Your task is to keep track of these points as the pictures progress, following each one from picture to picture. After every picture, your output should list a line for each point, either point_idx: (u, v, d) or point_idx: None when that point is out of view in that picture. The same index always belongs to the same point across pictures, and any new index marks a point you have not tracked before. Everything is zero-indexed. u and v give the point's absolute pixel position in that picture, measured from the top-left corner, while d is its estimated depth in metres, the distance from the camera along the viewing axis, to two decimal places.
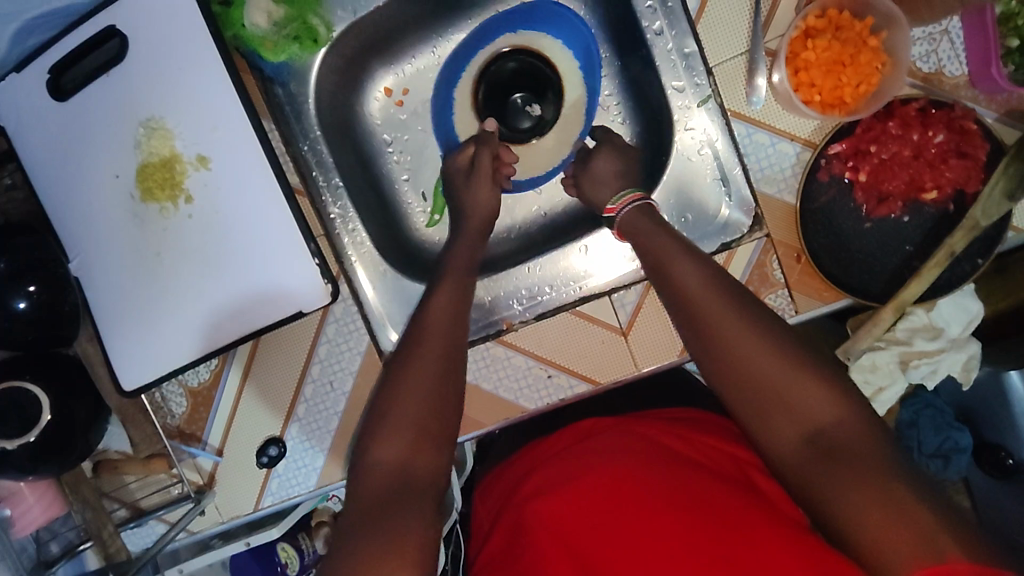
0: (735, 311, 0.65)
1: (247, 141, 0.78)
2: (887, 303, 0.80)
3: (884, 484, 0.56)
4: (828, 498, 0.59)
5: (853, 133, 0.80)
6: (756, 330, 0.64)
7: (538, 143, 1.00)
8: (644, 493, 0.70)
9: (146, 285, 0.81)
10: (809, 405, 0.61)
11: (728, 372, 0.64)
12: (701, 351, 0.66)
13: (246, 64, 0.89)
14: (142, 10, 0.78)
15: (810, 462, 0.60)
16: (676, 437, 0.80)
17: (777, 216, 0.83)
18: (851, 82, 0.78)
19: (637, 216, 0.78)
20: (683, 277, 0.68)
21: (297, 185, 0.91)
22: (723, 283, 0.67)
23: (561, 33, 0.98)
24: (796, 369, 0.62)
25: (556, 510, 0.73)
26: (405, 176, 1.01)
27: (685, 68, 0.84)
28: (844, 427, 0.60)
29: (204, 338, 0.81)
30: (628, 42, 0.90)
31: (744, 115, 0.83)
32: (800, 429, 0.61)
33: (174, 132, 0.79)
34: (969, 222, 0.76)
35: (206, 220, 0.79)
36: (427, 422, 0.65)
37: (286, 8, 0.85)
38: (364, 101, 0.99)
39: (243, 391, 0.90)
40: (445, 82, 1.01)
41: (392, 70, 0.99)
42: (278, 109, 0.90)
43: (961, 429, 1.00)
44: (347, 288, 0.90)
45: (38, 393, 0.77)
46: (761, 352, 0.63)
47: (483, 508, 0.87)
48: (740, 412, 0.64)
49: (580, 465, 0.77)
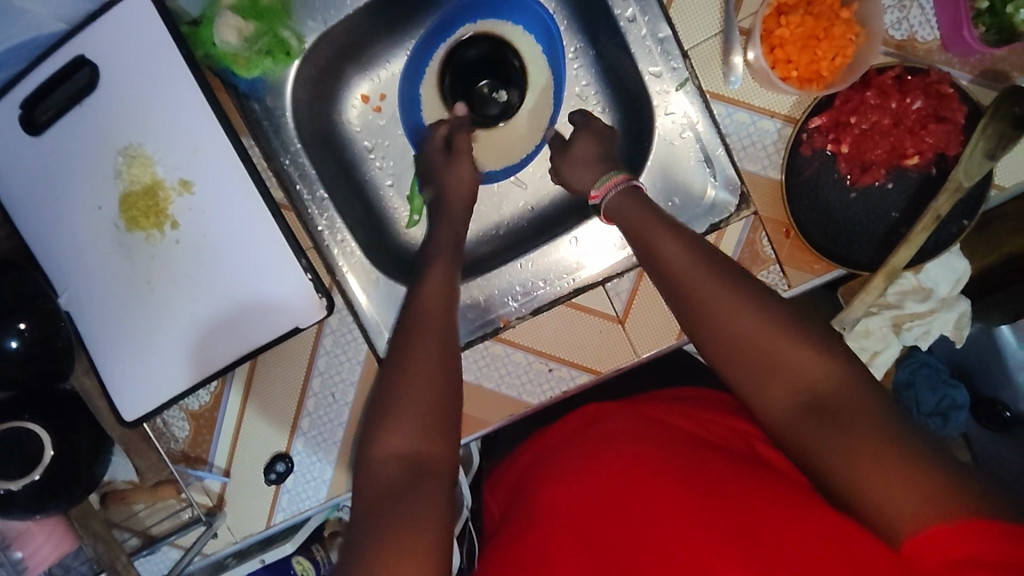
0: (726, 284, 0.65)
1: (230, 162, 0.78)
2: (877, 271, 0.80)
3: (883, 446, 0.55)
4: (825, 462, 0.58)
5: (833, 106, 0.80)
6: (748, 301, 0.63)
7: (510, 132, 0.99)
8: (648, 470, 0.71)
9: (139, 314, 0.80)
10: (802, 370, 0.60)
11: (724, 344, 0.63)
12: (693, 324, 0.66)
13: (220, 83, 0.88)
14: (109, 36, 0.77)
15: (804, 427, 0.60)
16: (682, 417, 0.80)
17: (763, 193, 0.83)
18: (827, 55, 0.78)
19: (623, 200, 0.77)
20: (669, 252, 0.68)
21: (282, 201, 0.90)
22: (724, 266, 0.66)
23: (521, 18, 0.96)
24: (789, 335, 0.61)
25: (562, 493, 0.73)
26: (389, 181, 1.00)
27: (661, 53, 0.84)
28: (842, 390, 0.59)
29: (202, 361, 0.81)
30: (602, 31, 0.90)
31: (723, 96, 0.83)
32: (795, 395, 0.60)
33: (154, 159, 0.78)
34: (952, 184, 0.77)
35: (194, 245, 0.79)
36: (431, 413, 0.65)
37: (255, 23, 0.84)
38: (341, 109, 0.98)
39: (246, 410, 0.90)
40: (411, 79, 0.99)
41: (367, 76, 0.98)
42: (255, 125, 0.89)
43: (957, 385, 1.01)
44: (340, 298, 0.90)
45: (39, 432, 0.76)
46: (752, 321, 0.62)
47: (493, 503, 0.87)
48: (735, 381, 0.64)
49: (586, 450, 0.78)
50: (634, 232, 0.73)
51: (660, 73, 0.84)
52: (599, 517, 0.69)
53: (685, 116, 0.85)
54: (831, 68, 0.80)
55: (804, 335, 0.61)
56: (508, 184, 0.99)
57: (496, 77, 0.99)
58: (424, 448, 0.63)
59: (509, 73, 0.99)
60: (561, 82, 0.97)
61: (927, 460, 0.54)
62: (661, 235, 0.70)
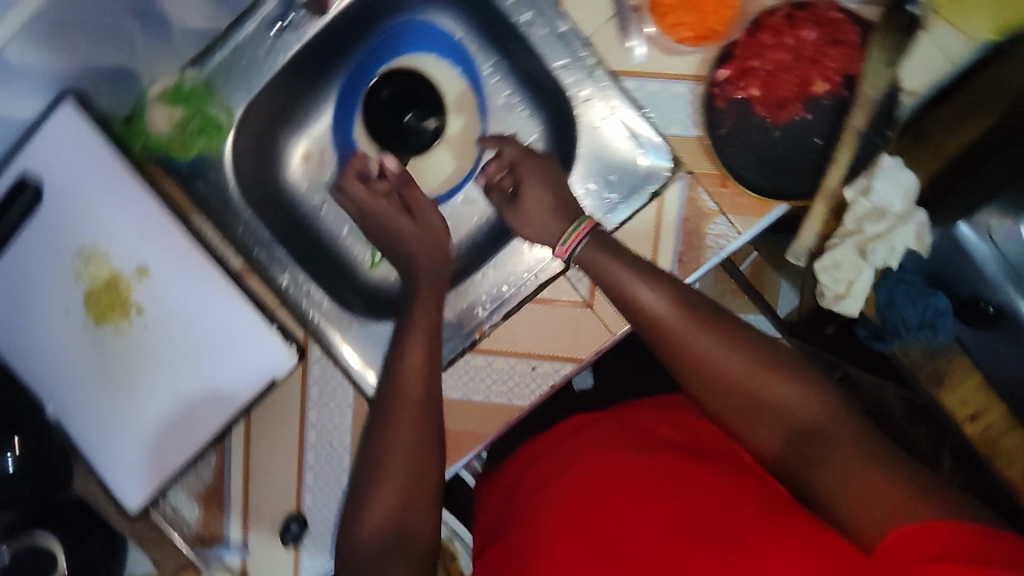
0: (714, 333, 0.73)
1: (181, 242, 0.81)
2: (817, 196, 0.85)
3: (865, 464, 0.63)
4: (816, 482, 0.66)
5: (735, 55, 0.83)
6: (738, 347, 0.72)
7: (445, 154, 1.03)
8: (630, 482, 0.76)
9: (123, 404, 0.82)
10: (790, 403, 0.70)
11: (706, 378, 0.73)
12: (687, 371, 0.74)
13: (161, 170, 0.91)
14: (45, 151, 0.81)
15: (798, 454, 0.68)
16: (661, 424, 0.86)
17: (692, 152, 0.86)
18: (716, 11, 0.83)
19: (593, 250, 0.80)
20: (654, 306, 0.75)
21: (243, 267, 0.93)
22: (692, 307, 0.75)
23: (432, 47, 1.00)
24: (776, 375, 0.71)
25: (562, 503, 0.78)
26: (346, 228, 1.03)
27: (564, 46, 0.88)
28: (827, 421, 0.68)
29: (194, 435, 0.82)
30: (508, 40, 0.94)
31: (632, 71, 0.86)
32: (787, 426, 0.70)
33: (108, 254, 0.81)
34: (864, 99, 0.81)
35: (163, 324, 0.81)
36: (414, 487, 0.74)
37: (183, 108, 0.89)
38: (284, 170, 1.01)
39: (250, 478, 0.90)
40: (342, 127, 1.03)
41: (303, 133, 1.02)
42: (203, 202, 0.93)
43: (936, 293, 0.99)
44: (318, 348, 0.91)
45: (51, 544, 0.81)
46: (741, 365, 0.72)
47: (488, 508, 0.92)
48: (730, 418, 0.73)
49: (578, 460, 0.82)
50: (604, 283, 0.79)
51: (569, 64, 0.88)
52: (595, 528, 0.74)
53: (603, 98, 0.88)
54: (726, 21, 0.83)
55: (791, 373, 0.71)
56: (459, 204, 1.02)
57: (414, 100, 1.01)
58: (408, 525, 0.73)
59: (424, 92, 1.01)
60: (485, 97, 1.01)
61: (901, 471, 0.61)
62: (637, 287, 0.76)
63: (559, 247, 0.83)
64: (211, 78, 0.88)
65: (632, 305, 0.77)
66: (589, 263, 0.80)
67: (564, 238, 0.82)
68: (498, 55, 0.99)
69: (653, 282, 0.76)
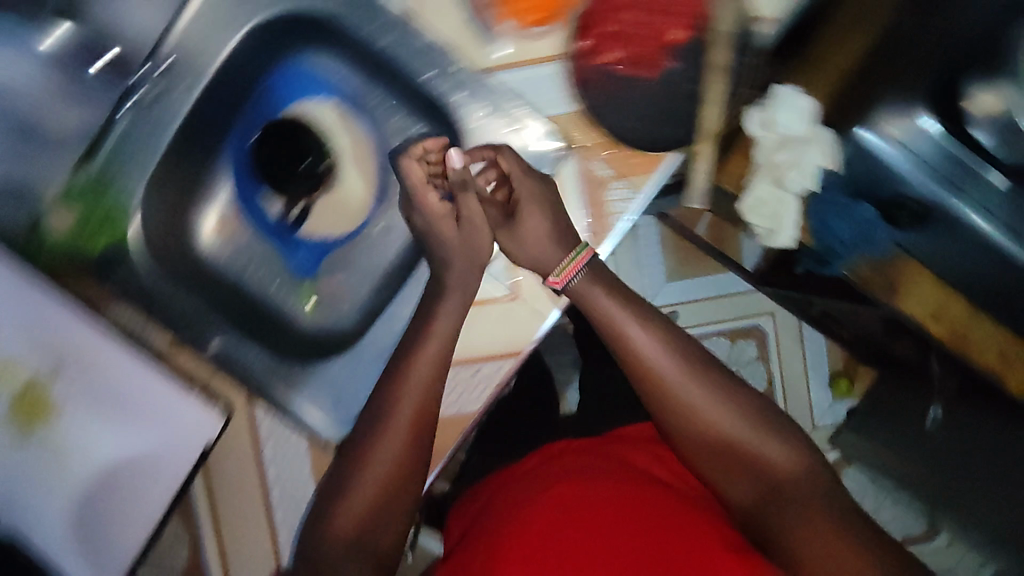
0: (705, 385, 0.83)
1: (81, 332, 0.84)
2: (702, 136, 0.88)
3: (828, 520, 0.74)
4: (781, 529, 0.76)
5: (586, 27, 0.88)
6: (724, 401, 0.82)
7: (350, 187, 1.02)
8: (597, 502, 0.80)
9: (74, 502, 0.84)
10: (769, 453, 0.80)
11: (691, 419, 0.82)
12: (677, 414, 0.83)
13: (68, 269, 0.90)
14: None
15: (767, 507, 0.79)
16: (639, 453, 0.92)
17: (574, 128, 0.88)
18: None
19: (588, 283, 0.86)
20: (655, 359, 0.83)
21: (168, 343, 0.92)
22: (682, 355, 0.84)
23: (307, 84, 1.01)
24: (751, 424, 0.82)
25: (528, 525, 0.79)
26: (275, 280, 1.04)
27: (428, 58, 0.89)
28: (795, 471, 0.80)
29: (146, 514, 0.83)
30: (373, 64, 0.95)
31: (495, 65, 0.87)
32: (760, 479, 0.80)
33: (19, 359, 0.85)
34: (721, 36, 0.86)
35: (86, 413, 0.84)
36: (385, 504, 0.80)
37: (77, 207, 0.90)
38: (199, 240, 1.02)
39: (225, 559, 0.90)
40: (244, 189, 1.04)
41: (211, 204, 1.03)
42: (121, 290, 0.92)
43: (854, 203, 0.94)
44: (264, 406, 0.90)
45: None
46: (732, 418, 0.81)
47: (453, 526, 0.93)
48: (708, 467, 0.83)
49: (549, 483, 0.85)
50: (589, 313, 0.86)
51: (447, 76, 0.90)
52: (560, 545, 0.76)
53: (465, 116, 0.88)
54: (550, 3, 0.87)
55: (776, 436, 0.81)
56: (376, 234, 1.02)
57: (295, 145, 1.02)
58: (367, 543, 0.79)
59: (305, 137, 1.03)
60: (376, 120, 1.01)
61: (857, 527, 0.74)
62: (628, 325, 0.85)
63: (554, 275, 0.85)
64: (106, 176, 0.91)
65: (628, 350, 0.84)
66: (577, 292, 0.86)
67: (560, 267, 0.85)
68: (380, 88, 0.98)
69: (649, 331, 0.85)
